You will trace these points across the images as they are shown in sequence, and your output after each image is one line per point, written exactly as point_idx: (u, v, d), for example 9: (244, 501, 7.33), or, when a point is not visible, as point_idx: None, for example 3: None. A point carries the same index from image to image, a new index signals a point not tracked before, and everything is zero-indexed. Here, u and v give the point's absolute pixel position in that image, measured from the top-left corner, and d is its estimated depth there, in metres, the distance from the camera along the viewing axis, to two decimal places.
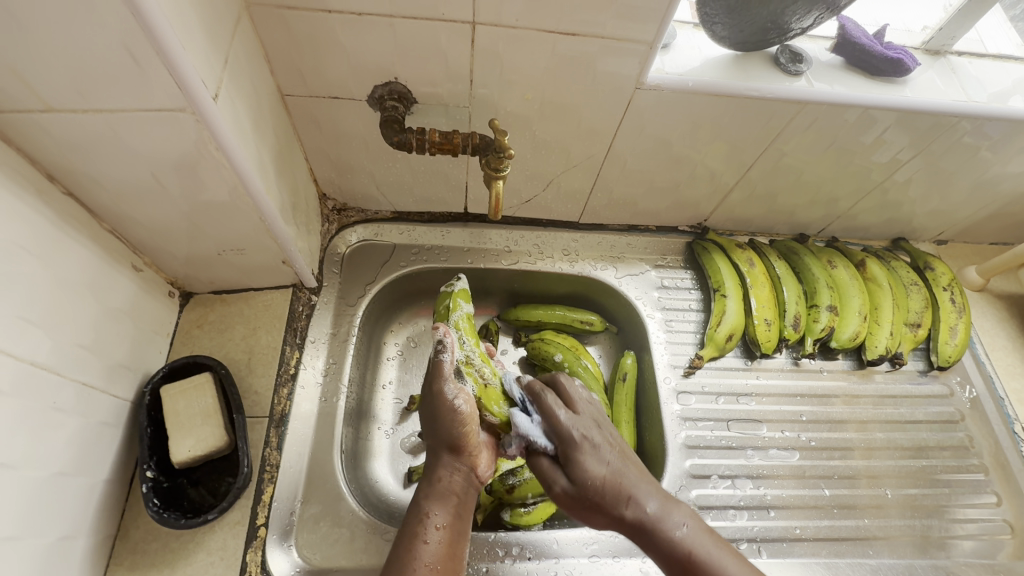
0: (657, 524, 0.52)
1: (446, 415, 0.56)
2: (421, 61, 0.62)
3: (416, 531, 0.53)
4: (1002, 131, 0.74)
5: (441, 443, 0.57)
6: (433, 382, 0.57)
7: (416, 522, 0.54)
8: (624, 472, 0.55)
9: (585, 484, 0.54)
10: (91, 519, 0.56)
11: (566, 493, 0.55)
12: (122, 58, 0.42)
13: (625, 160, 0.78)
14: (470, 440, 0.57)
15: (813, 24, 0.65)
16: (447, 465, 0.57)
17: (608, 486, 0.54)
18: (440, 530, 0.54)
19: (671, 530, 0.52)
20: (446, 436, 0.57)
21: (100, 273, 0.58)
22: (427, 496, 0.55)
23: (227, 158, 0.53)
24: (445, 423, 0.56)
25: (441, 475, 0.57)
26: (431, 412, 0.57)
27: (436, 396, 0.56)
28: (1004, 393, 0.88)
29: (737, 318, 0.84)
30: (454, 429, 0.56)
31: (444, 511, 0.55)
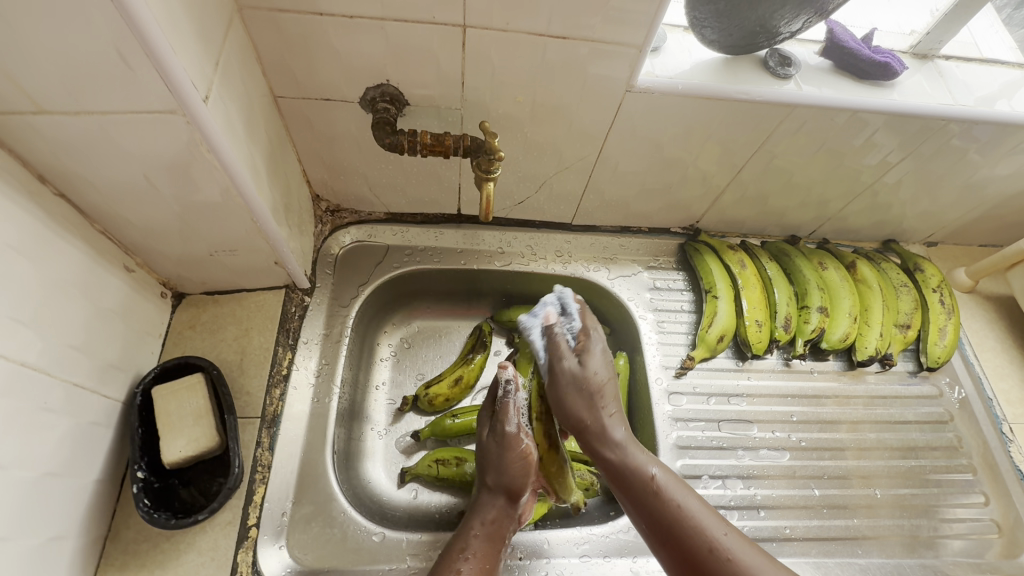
0: (626, 446, 0.61)
1: (505, 456, 0.64)
2: (412, 63, 0.63)
3: (457, 561, 0.58)
4: (990, 134, 0.75)
5: (495, 484, 0.64)
6: (503, 424, 0.66)
7: (457, 552, 0.59)
8: (612, 389, 0.64)
9: (581, 376, 0.63)
10: (81, 519, 0.56)
11: (568, 371, 0.63)
12: (112, 60, 0.42)
13: (617, 163, 0.79)
14: (523, 492, 0.64)
15: (801, 28, 0.66)
16: (499, 506, 0.64)
17: (599, 391, 0.63)
18: (477, 565, 0.58)
19: (638, 457, 0.61)
20: (503, 479, 0.64)
21: (92, 274, 0.58)
22: (475, 534, 0.61)
23: (218, 160, 0.53)
24: (503, 466, 0.64)
25: (489, 515, 0.63)
26: (489, 455, 0.65)
27: (505, 441, 0.65)
28: (993, 394, 0.89)
29: (728, 319, 0.85)
30: (516, 477, 0.64)
31: (488, 551, 0.60)
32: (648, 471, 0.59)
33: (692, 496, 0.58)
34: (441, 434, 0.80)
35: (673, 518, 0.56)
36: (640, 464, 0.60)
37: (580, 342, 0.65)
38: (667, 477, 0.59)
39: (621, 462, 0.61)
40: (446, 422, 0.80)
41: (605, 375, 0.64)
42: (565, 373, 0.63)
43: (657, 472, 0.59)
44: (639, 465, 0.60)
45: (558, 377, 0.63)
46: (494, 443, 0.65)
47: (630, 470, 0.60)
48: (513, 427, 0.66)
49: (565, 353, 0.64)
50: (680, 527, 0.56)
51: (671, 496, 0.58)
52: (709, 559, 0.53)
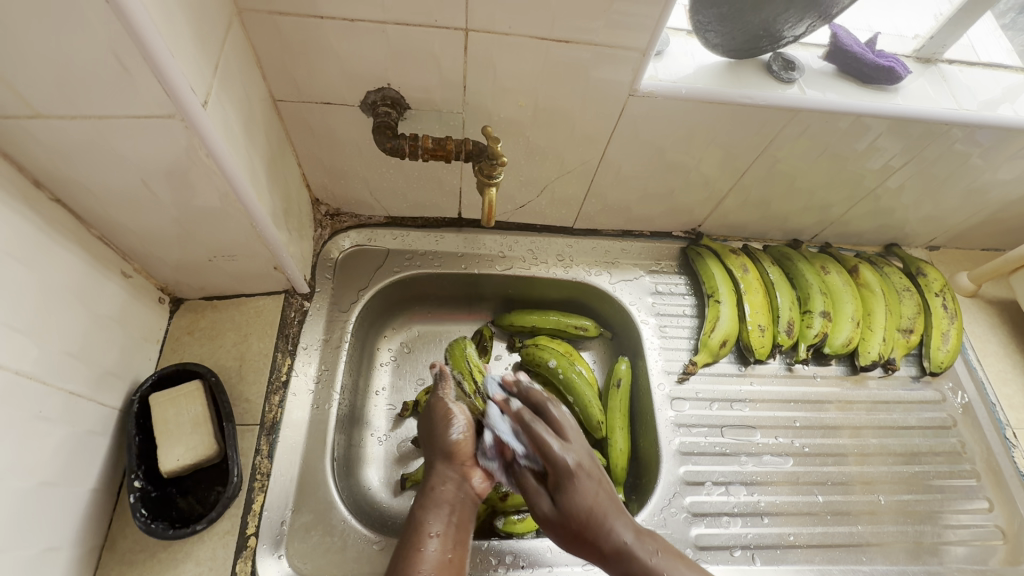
0: (606, 514, 0.59)
1: (447, 426, 0.65)
2: (414, 67, 0.62)
3: (419, 536, 0.56)
4: (993, 139, 0.74)
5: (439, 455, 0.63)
6: (438, 402, 0.68)
7: (418, 532, 0.57)
8: (591, 476, 0.61)
9: (570, 509, 0.59)
10: (77, 530, 0.55)
11: (531, 478, 0.63)
12: (109, 64, 0.42)
13: (619, 166, 0.78)
14: (464, 451, 0.63)
15: (805, 32, 0.66)
16: (440, 472, 0.62)
17: (572, 476, 0.60)
18: (440, 536, 0.57)
19: (620, 527, 0.58)
20: (442, 447, 0.63)
21: (88, 280, 0.57)
22: (426, 504, 0.59)
23: (217, 165, 0.52)
24: (444, 433, 0.64)
25: (434, 484, 0.61)
26: (432, 428, 0.66)
27: (444, 415, 0.66)
28: (996, 398, 0.89)
29: (731, 325, 0.84)
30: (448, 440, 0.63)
31: (439, 521, 0.58)
32: (623, 541, 0.58)
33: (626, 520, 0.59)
34: None
35: (616, 547, 0.57)
36: (589, 500, 0.59)
37: (551, 428, 0.65)
38: (608, 504, 0.59)
39: (570, 501, 0.59)
40: None
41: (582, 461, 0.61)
42: (558, 470, 0.60)
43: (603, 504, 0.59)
44: (586, 498, 0.59)
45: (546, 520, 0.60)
46: (438, 417, 0.66)
47: (581, 507, 0.59)
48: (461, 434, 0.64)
49: (543, 448, 0.61)
50: (621, 553, 0.57)
51: (612, 523, 0.58)
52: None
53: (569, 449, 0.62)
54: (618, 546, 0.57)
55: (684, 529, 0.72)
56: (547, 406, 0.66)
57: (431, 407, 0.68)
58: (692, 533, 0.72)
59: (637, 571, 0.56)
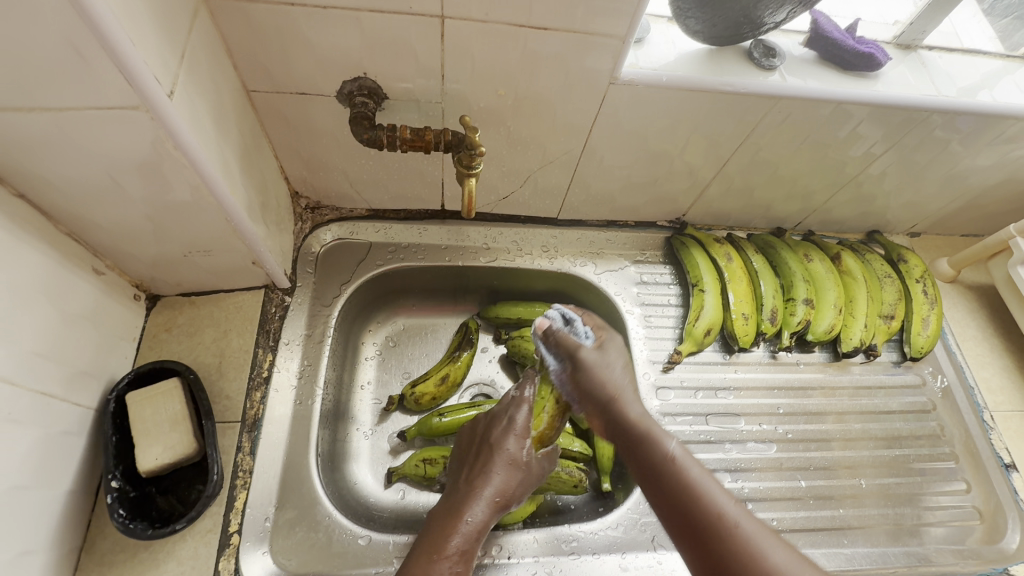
0: (652, 432, 0.56)
1: (502, 459, 0.62)
2: (390, 56, 0.61)
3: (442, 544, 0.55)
4: (972, 125, 0.75)
5: (490, 483, 0.61)
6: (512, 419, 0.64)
7: (444, 536, 0.56)
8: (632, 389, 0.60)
9: (597, 376, 0.60)
10: (53, 532, 0.55)
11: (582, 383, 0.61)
12: (66, 53, 0.40)
13: (602, 156, 0.78)
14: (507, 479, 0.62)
15: (786, 18, 0.65)
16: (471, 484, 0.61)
17: (617, 391, 0.59)
18: (461, 549, 0.56)
19: (662, 435, 0.55)
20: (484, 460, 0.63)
21: (57, 277, 0.56)
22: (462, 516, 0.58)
23: (186, 157, 0.51)
24: (505, 469, 0.62)
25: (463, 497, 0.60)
26: (495, 445, 0.63)
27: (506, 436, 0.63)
28: (974, 382, 0.90)
29: (715, 313, 0.85)
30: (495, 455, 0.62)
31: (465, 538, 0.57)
32: (666, 446, 0.54)
33: (712, 481, 0.51)
34: (429, 433, 0.78)
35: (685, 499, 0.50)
36: (660, 443, 0.54)
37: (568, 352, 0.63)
38: (685, 454, 0.53)
39: (641, 444, 0.56)
40: (434, 421, 0.78)
41: (621, 381, 0.60)
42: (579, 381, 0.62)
43: (675, 452, 0.53)
44: (665, 449, 0.54)
45: (581, 363, 0.61)
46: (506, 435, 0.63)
47: (651, 462, 0.54)
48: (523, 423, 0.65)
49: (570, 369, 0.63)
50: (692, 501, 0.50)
51: (683, 467, 0.52)
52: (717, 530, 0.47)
53: (605, 356, 0.62)
54: (660, 452, 0.54)
55: None
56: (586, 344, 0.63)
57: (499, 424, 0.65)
58: None
59: (722, 531, 0.47)
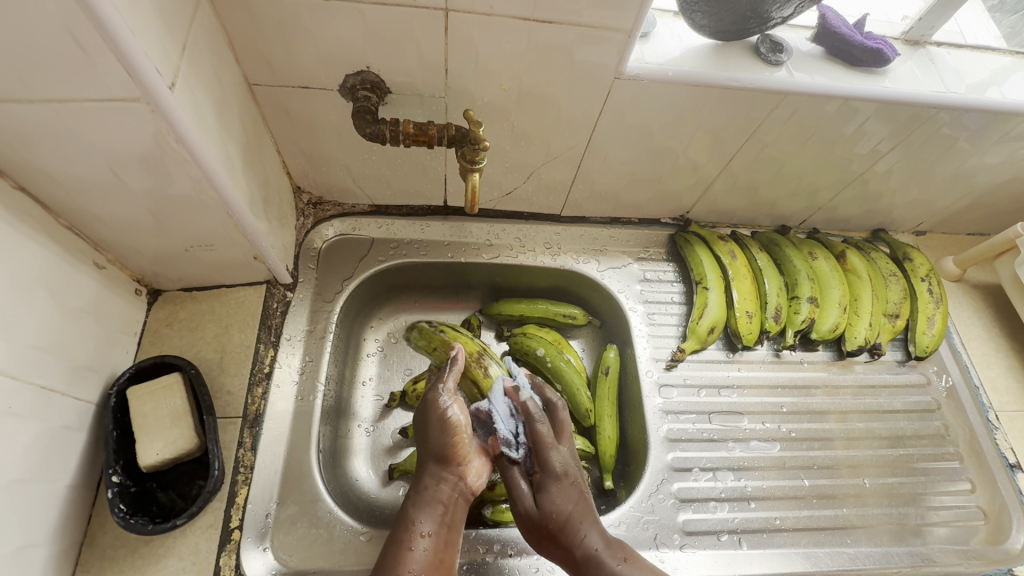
0: (597, 556, 0.58)
1: (444, 435, 0.58)
2: (394, 50, 0.60)
3: (404, 540, 0.53)
4: (981, 122, 0.74)
5: (435, 460, 0.58)
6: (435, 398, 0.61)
7: (404, 531, 0.54)
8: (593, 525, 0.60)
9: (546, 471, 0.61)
10: (54, 526, 0.54)
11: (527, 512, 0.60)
12: (66, 43, 0.40)
13: (606, 152, 0.77)
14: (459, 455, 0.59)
15: (793, 13, 0.64)
16: (432, 474, 0.58)
17: (570, 522, 0.59)
18: (426, 537, 0.54)
19: (604, 551, 0.58)
20: (436, 448, 0.58)
21: (58, 271, 0.55)
22: (416, 505, 0.56)
23: (188, 150, 0.50)
24: (439, 438, 0.58)
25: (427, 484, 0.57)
26: (427, 426, 0.60)
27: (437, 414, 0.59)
28: (979, 381, 0.90)
29: (719, 311, 0.84)
30: (445, 439, 0.58)
31: (431, 520, 0.55)
32: (615, 566, 0.57)
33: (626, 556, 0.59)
34: None
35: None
36: (608, 565, 0.57)
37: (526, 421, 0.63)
38: (607, 548, 0.59)
39: (585, 556, 0.58)
40: None
41: (575, 507, 0.60)
42: (530, 515, 0.60)
43: (599, 548, 0.59)
44: (592, 545, 0.58)
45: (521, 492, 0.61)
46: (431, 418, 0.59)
47: (573, 543, 0.59)
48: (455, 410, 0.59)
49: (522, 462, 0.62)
50: None
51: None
52: None
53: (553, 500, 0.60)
54: (609, 571, 0.57)
55: (671, 515, 0.73)
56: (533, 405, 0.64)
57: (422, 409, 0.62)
58: (679, 519, 0.72)
59: None
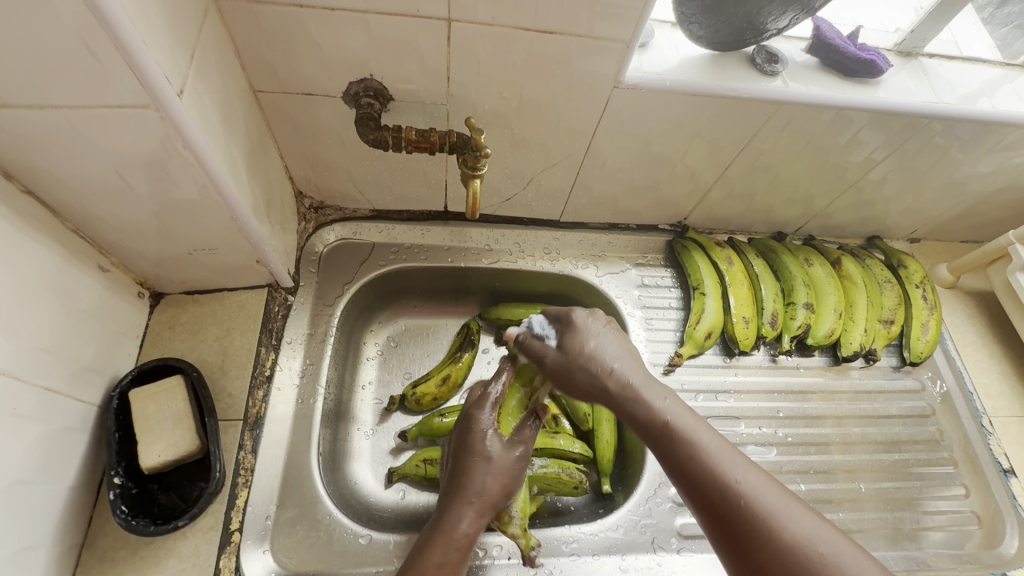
0: (642, 395, 0.56)
1: (494, 478, 0.59)
2: (397, 58, 0.61)
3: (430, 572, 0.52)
4: (972, 132, 0.75)
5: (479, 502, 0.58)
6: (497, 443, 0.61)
7: (433, 564, 0.52)
8: (614, 353, 0.59)
9: (568, 350, 0.61)
10: (55, 528, 0.55)
11: (551, 361, 0.62)
12: (78, 50, 0.41)
13: (605, 159, 0.78)
14: (495, 505, 0.59)
15: (788, 25, 0.66)
16: (465, 514, 0.57)
17: (590, 358, 0.59)
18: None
19: (655, 403, 0.55)
20: (480, 493, 0.58)
21: (63, 274, 0.56)
22: (449, 543, 0.55)
23: (194, 156, 0.51)
24: (487, 481, 0.59)
25: (454, 521, 0.56)
26: (471, 467, 0.59)
27: (505, 460, 0.60)
28: (973, 387, 0.91)
29: (716, 316, 0.85)
30: (492, 488, 0.58)
31: (450, 563, 0.53)
32: (664, 418, 0.53)
33: (706, 433, 0.52)
34: (430, 433, 0.79)
35: (692, 467, 0.50)
36: (655, 411, 0.54)
37: (563, 321, 0.63)
38: (686, 420, 0.53)
39: (641, 414, 0.55)
40: (435, 421, 0.78)
41: (602, 344, 0.60)
42: (550, 365, 0.62)
43: (673, 419, 0.53)
44: (662, 416, 0.54)
45: (549, 368, 0.62)
46: (500, 460, 0.60)
47: (649, 422, 0.54)
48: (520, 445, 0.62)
49: (545, 347, 0.63)
50: (697, 469, 0.50)
51: (686, 436, 0.52)
52: (723, 502, 0.47)
53: (571, 346, 0.61)
54: (659, 424, 0.53)
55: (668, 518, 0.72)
56: (575, 311, 0.63)
57: (473, 445, 0.60)
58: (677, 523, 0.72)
59: (713, 482, 0.48)
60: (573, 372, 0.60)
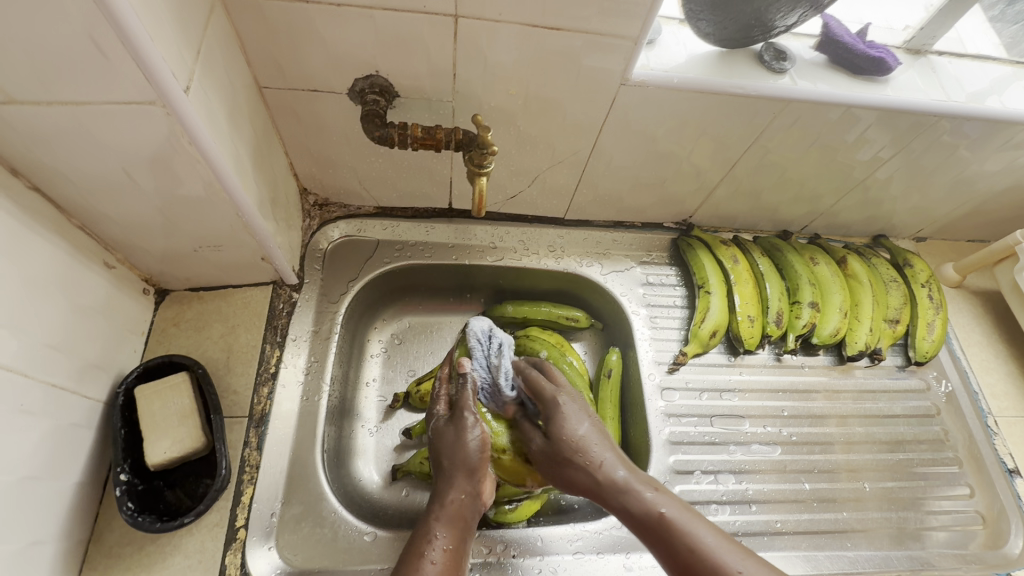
0: (629, 486, 0.56)
1: (464, 443, 0.60)
2: (403, 55, 0.61)
3: (420, 554, 0.52)
4: (980, 131, 0.75)
5: (455, 477, 0.58)
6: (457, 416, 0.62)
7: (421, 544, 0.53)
8: (597, 442, 0.60)
9: (557, 442, 0.61)
10: (62, 523, 0.55)
11: (539, 448, 0.63)
12: (86, 47, 0.40)
13: (610, 157, 0.78)
14: (480, 467, 0.59)
15: (797, 21, 0.65)
16: (453, 488, 0.58)
17: (583, 447, 0.59)
18: (445, 550, 0.53)
19: (644, 493, 0.56)
20: (461, 462, 0.59)
21: (70, 271, 0.56)
22: (437, 519, 0.56)
23: (201, 153, 0.51)
24: (461, 449, 0.60)
25: (446, 499, 0.57)
26: (443, 445, 0.61)
27: (459, 430, 0.61)
28: (979, 387, 0.91)
29: (721, 315, 0.85)
30: (468, 457, 0.59)
31: (449, 535, 0.55)
32: (657, 510, 0.54)
33: (701, 523, 0.52)
34: None
35: (690, 561, 0.50)
36: (646, 503, 0.55)
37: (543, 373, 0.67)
38: (679, 513, 0.53)
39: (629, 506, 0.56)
40: None
41: (587, 434, 0.60)
42: (544, 450, 0.62)
43: (666, 511, 0.54)
44: (654, 510, 0.54)
45: (542, 454, 0.62)
46: (448, 432, 0.61)
47: (640, 514, 0.55)
48: (471, 416, 0.62)
49: (547, 408, 0.63)
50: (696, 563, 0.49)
51: (681, 529, 0.52)
52: None
53: (572, 429, 0.60)
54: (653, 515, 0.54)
55: None
56: (548, 371, 0.66)
57: (436, 426, 0.63)
58: None
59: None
60: (567, 468, 0.60)
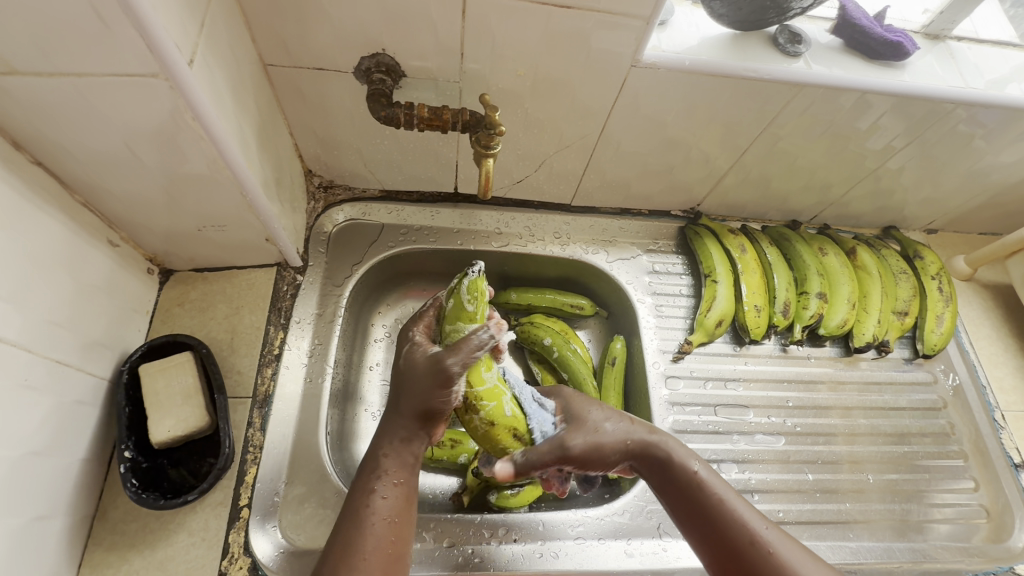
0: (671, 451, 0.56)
1: (429, 388, 0.53)
2: (410, 33, 0.60)
3: (371, 489, 0.52)
4: (997, 120, 0.73)
5: (408, 413, 0.54)
6: (441, 356, 0.52)
7: (374, 475, 0.53)
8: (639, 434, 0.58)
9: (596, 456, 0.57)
10: (67, 499, 0.55)
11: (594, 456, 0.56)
12: (88, 17, 0.40)
13: (619, 142, 0.77)
14: (441, 412, 0.54)
15: (812, 4, 0.64)
16: (405, 428, 0.55)
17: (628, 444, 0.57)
18: (393, 487, 0.52)
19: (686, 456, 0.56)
20: (417, 403, 0.53)
21: (74, 248, 0.56)
22: (385, 454, 0.54)
23: (204, 128, 0.50)
24: (421, 392, 0.53)
25: (398, 437, 0.55)
26: (410, 380, 0.54)
27: (428, 374, 0.53)
28: (987, 381, 0.90)
29: (727, 304, 0.84)
30: (428, 400, 0.53)
31: (398, 472, 0.53)
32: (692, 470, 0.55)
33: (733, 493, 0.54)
34: None
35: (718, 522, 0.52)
36: (686, 466, 0.55)
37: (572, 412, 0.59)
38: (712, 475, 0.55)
39: (666, 469, 0.56)
40: None
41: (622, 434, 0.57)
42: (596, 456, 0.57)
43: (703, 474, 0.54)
44: (693, 475, 0.54)
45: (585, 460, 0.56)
46: (416, 373, 0.54)
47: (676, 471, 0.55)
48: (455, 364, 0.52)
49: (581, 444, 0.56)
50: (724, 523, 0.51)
51: (713, 489, 0.53)
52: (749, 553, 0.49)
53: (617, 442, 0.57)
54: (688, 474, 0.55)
55: None
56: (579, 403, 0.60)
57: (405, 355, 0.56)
58: None
59: (738, 537, 0.50)
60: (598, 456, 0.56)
